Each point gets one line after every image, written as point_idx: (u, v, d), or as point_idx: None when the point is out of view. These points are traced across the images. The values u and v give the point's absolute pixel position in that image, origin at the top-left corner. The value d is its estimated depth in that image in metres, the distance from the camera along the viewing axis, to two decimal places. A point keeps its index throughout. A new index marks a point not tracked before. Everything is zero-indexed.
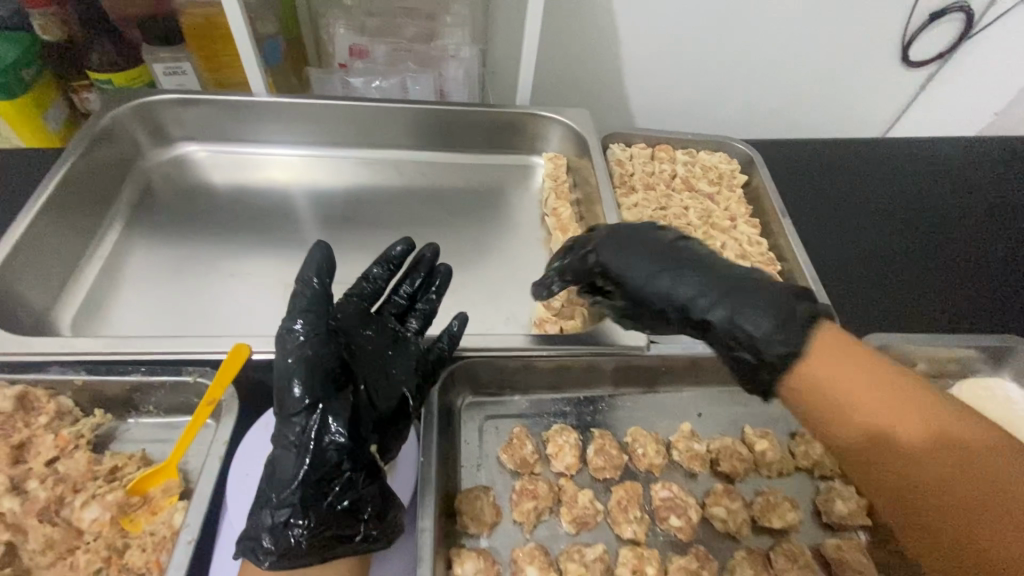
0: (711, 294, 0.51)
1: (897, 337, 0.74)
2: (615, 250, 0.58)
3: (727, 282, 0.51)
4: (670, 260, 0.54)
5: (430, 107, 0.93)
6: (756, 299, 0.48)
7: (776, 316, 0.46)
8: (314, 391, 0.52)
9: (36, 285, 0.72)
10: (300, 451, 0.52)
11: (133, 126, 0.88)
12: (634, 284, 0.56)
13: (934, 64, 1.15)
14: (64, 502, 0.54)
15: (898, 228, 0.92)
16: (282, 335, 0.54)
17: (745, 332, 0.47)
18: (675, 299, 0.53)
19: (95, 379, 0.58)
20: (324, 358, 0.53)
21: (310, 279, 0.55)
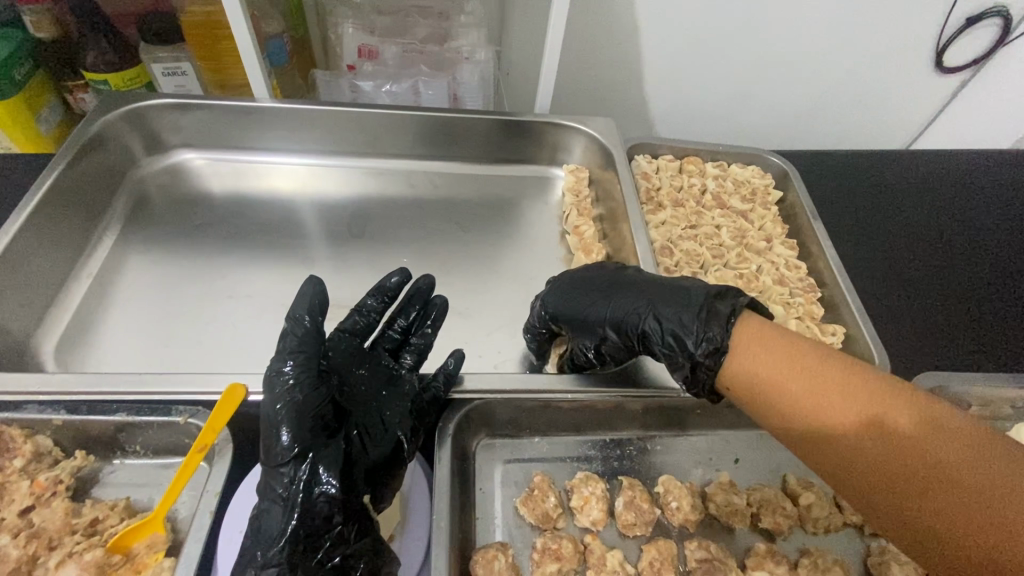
0: (640, 309, 0.55)
1: (953, 376, 0.67)
2: (570, 289, 0.62)
3: (647, 293, 0.55)
4: (597, 289, 0.60)
5: (444, 115, 0.86)
6: (675, 304, 0.53)
7: (693, 317, 0.51)
8: (304, 437, 0.47)
9: (17, 309, 0.67)
10: (288, 505, 0.46)
11: (126, 132, 0.83)
12: (579, 318, 0.60)
13: (967, 71, 1.07)
14: (38, 560, 0.49)
15: (944, 251, 0.86)
16: (270, 376, 0.48)
17: (676, 336, 0.51)
18: (611, 324, 0.56)
19: (77, 419, 0.53)
20: (316, 403, 0.47)
21: (303, 316, 0.49)
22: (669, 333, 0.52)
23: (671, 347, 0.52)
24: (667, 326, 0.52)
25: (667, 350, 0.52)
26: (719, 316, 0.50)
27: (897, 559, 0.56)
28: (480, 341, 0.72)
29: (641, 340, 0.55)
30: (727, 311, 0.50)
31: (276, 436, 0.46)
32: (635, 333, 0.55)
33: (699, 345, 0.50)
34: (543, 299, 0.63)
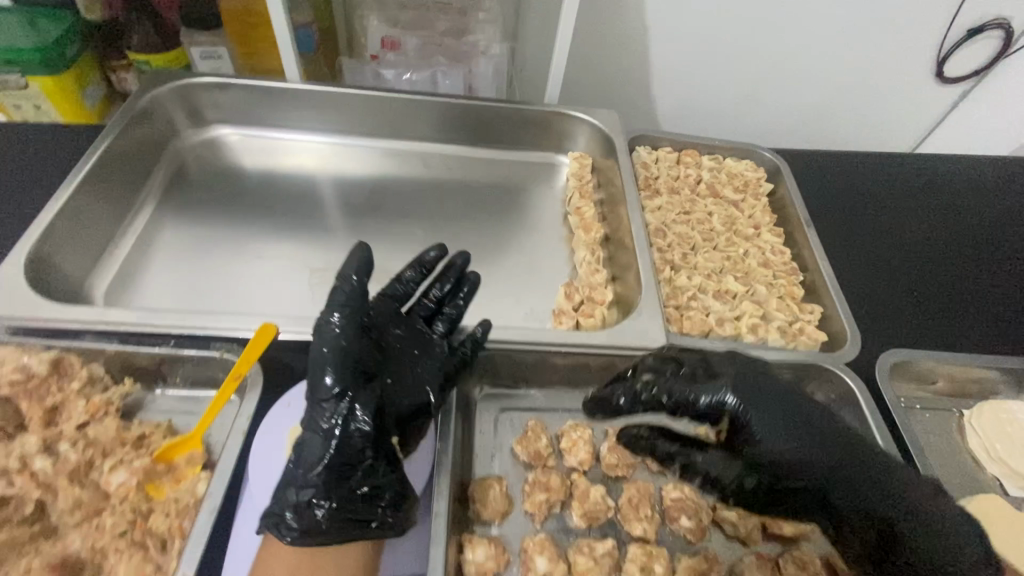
0: (841, 468, 0.50)
1: (920, 353, 0.73)
2: (741, 396, 0.51)
3: (829, 441, 0.51)
4: (791, 414, 0.51)
5: (460, 103, 0.94)
6: (853, 455, 0.51)
7: (875, 483, 0.50)
8: (344, 377, 0.53)
9: (75, 256, 0.74)
10: (327, 436, 0.52)
11: (172, 107, 0.91)
12: (772, 449, 0.50)
13: (969, 81, 1.12)
14: (93, 465, 0.56)
15: (925, 246, 0.91)
16: (319, 325, 0.55)
17: (866, 507, 0.50)
18: (809, 473, 0.50)
19: (127, 349, 0.61)
20: (356, 351, 0.54)
21: (350, 275, 0.56)
22: (856, 501, 0.50)
23: (855, 513, 0.50)
24: (861, 494, 0.50)
25: (849, 514, 0.50)
26: (903, 484, 0.51)
27: None
28: (485, 307, 0.79)
29: (824, 503, 0.51)
30: (921, 479, 0.52)
31: (320, 375, 0.53)
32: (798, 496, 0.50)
33: (895, 513, 0.49)
34: (722, 391, 0.51)
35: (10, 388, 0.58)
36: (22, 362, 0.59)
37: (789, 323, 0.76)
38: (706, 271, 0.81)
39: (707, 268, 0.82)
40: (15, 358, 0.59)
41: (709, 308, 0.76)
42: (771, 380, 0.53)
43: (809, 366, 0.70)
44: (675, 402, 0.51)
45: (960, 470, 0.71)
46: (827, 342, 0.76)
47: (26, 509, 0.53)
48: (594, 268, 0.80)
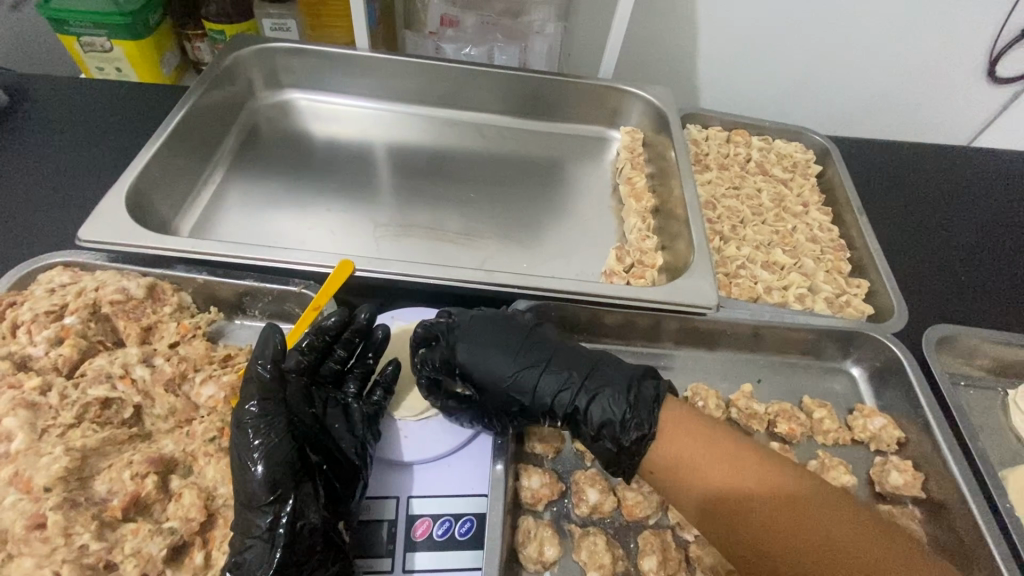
0: (574, 382, 0.58)
1: (966, 330, 0.75)
2: (468, 348, 0.60)
3: (579, 367, 0.60)
4: (496, 343, 0.60)
5: (519, 76, 0.97)
6: (603, 379, 0.58)
7: (625, 401, 0.57)
8: (276, 478, 0.50)
9: (166, 198, 0.80)
10: (269, 540, 0.49)
11: (252, 68, 0.97)
12: (490, 369, 0.60)
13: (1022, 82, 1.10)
14: (185, 377, 0.61)
15: (975, 232, 0.92)
16: (238, 421, 0.53)
17: (609, 417, 0.56)
18: (546, 393, 0.58)
19: (214, 280, 0.67)
20: (287, 444, 0.52)
21: (258, 362, 0.54)
22: (576, 405, 0.58)
23: (595, 419, 0.57)
24: (601, 404, 0.57)
25: (569, 419, 0.59)
26: (648, 396, 0.57)
27: (896, 467, 0.64)
28: (538, 266, 0.83)
29: (565, 417, 0.59)
30: (658, 390, 0.58)
31: (252, 479, 0.50)
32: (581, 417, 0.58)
33: (630, 421, 0.56)
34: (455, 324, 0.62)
35: (110, 307, 0.63)
36: (123, 286, 0.64)
37: (836, 295, 0.77)
38: (754, 243, 0.84)
39: (755, 240, 0.84)
40: (117, 282, 0.64)
41: (757, 277, 0.78)
42: (468, 317, 0.62)
43: (856, 335, 0.71)
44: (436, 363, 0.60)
45: (1002, 444, 0.73)
46: (874, 315, 0.77)
47: (126, 413, 0.58)
48: (644, 234, 0.82)
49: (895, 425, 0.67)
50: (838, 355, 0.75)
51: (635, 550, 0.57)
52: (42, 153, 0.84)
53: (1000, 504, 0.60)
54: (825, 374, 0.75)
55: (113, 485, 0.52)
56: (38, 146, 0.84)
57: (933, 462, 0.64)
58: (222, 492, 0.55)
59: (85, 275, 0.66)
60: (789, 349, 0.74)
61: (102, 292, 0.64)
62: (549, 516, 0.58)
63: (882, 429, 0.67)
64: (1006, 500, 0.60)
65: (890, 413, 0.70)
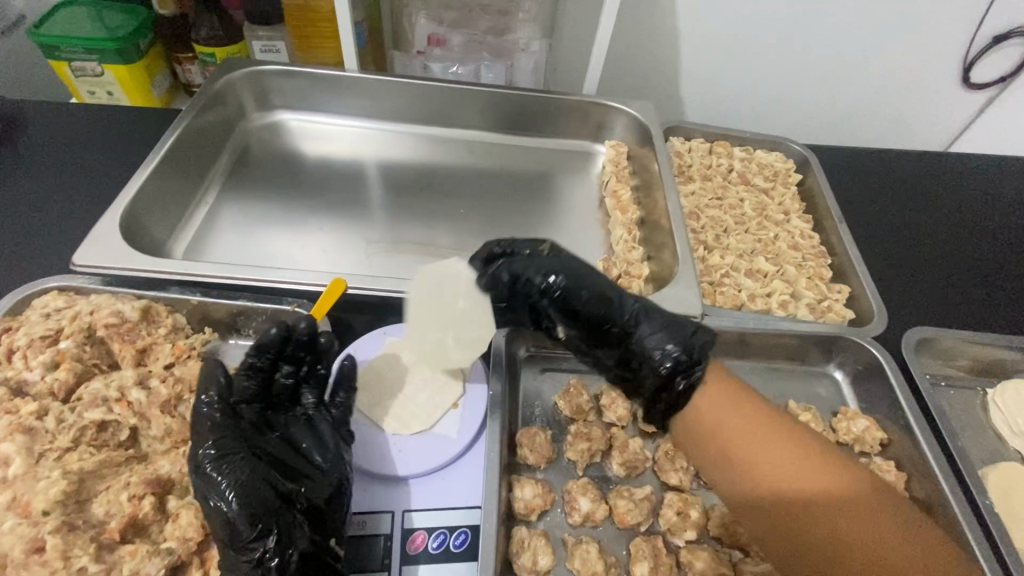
0: (634, 310, 0.61)
1: (944, 332, 0.77)
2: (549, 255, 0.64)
3: (642, 302, 0.62)
4: (573, 262, 0.64)
5: (505, 93, 1.00)
6: (663, 319, 0.60)
7: (681, 340, 0.59)
8: (254, 513, 0.49)
9: (160, 220, 0.82)
10: (261, 574, 0.48)
11: (243, 90, 0.99)
12: (558, 283, 0.62)
13: (995, 87, 1.14)
14: (181, 398, 0.62)
15: (952, 235, 0.95)
16: (197, 466, 0.52)
17: (662, 345, 0.59)
18: (607, 317, 0.61)
19: (208, 301, 0.68)
20: (254, 478, 0.51)
21: (201, 404, 0.55)
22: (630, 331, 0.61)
23: (645, 348, 0.59)
24: (656, 334, 0.59)
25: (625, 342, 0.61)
26: (683, 336, 0.59)
27: (879, 468, 0.66)
28: None
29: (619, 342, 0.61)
30: (696, 337, 0.59)
31: (230, 518, 0.49)
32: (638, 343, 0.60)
33: (679, 349, 0.58)
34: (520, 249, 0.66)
35: (105, 330, 0.64)
36: (118, 309, 0.65)
37: (818, 300, 0.80)
38: (738, 252, 0.86)
39: (739, 249, 0.86)
40: (112, 305, 0.65)
41: (741, 284, 0.80)
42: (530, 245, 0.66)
43: (839, 340, 0.73)
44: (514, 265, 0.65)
45: (983, 442, 0.75)
46: (855, 319, 0.79)
47: (122, 435, 0.59)
48: (631, 245, 0.85)
49: (877, 426, 0.69)
50: (822, 359, 0.77)
51: (627, 557, 0.58)
52: (35, 178, 0.85)
53: (979, 500, 0.62)
54: (810, 378, 0.76)
55: (110, 507, 0.53)
56: (31, 172, 0.86)
57: (915, 462, 0.65)
58: None
59: (80, 299, 0.67)
60: (774, 355, 0.76)
61: (97, 315, 0.64)
62: (542, 526, 0.60)
63: (865, 430, 0.69)
64: (985, 496, 0.62)
65: (873, 415, 0.72)
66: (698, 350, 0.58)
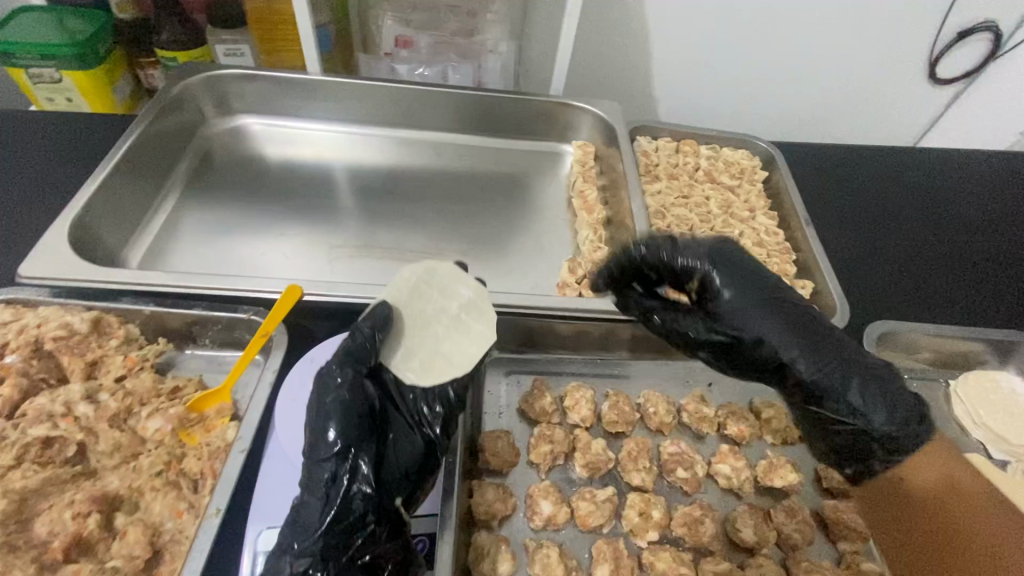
0: (853, 371, 0.52)
1: (905, 326, 0.78)
2: (719, 270, 0.56)
3: (846, 352, 0.53)
4: (744, 275, 0.56)
5: (471, 95, 0.99)
6: (880, 383, 0.53)
7: (891, 405, 0.52)
8: (350, 434, 0.50)
9: (113, 229, 0.80)
10: (326, 500, 0.49)
11: (201, 96, 0.97)
12: (730, 313, 0.55)
13: (959, 83, 1.16)
14: (131, 412, 0.61)
15: (916, 229, 0.96)
16: (322, 375, 0.54)
17: (882, 422, 0.52)
18: (771, 347, 0.54)
19: (161, 311, 0.65)
20: (359, 403, 0.52)
21: (362, 326, 0.57)
22: (821, 385, 0.53)
23: (854, 417, 0.52)
24: (868, 395, 0.52)
25: (802, 387, 0.54)
26: (909, 401, 0.53)
27: None
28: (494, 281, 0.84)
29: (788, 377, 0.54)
30: (916, 400, 0.53)
31: (325, 436, 0.50)
32: (856, 409, 0.52)
33: (888, 426, 0.51)
34: (683, 254, 0.57)
35: (54, 343, 0.62)
36: (66, 321, 0.63)
37: None
38: None
39: None
40: (60, 318, 0.63)
41: None
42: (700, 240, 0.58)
43: None
44: (664, 271, 0.58)
45: (945, 434, 0.76)
46: (819, 315, 0.80)
47: (68, 452, 0.57)
48: (596, 246, 0.85)
49: None
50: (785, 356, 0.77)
51: (589, 560, 0.58)
52: None
53: None
54: None
55: (54, 526, 0.52)
56: None
57: None
58: (169, 527, 0.54)
59: (27, 312, 0.64)
60: None
61: (45, 328, 0.62)
62: (503, 531, 0.59)
63: None
64: None
65: None
66: (918, 435, 0.53)
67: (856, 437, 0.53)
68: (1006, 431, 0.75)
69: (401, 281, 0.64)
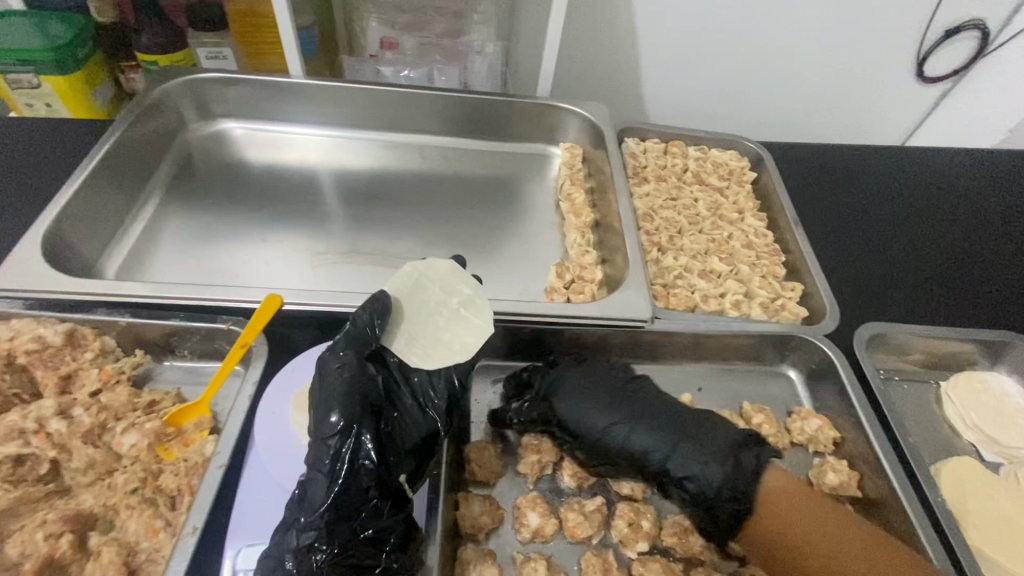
0: (666, 446, 0.59)
1: (895, 327, 0.78)
2: (567, 393, 0.62)
3: (671, 424, 0.60)
4: (592, 391, 0.62)
5: (457, 97, 0.98)
6: (701, 449, 0.58)
7: (719, 467, 0.57)
8: (352, 413, 0.50)
9: (89, 238, 0.78)
10: (330, 476, 0.49)
11: (181, 100, 0.95)
12: (583, 424, 0.61)
13: (948, 80, 1.16)
14: (106, 427, 0.59)
15: (905, 228, 0.95)
16: (324, 357, 0.54)
17: (715, 482, 0.57)
18: (638, 447, 0.59)
19: (138, 322, 0.64)
20: (361, 383, 0.52)
21: (363, 318, 0.57)
22: (681, 473, 0.58)
23: (689, 484, 0.58)
24: (700, 473, 0.57)
25: (660, 473, 0.59)
26: (748, 465, 0.57)
27: (833, 468, 0.65)
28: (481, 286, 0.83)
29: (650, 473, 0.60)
30: (754, 455, 0.57)
31: (327, 415, 0.50)
32: (694, 483, 0.57)
33: (727, 483, 0.56)
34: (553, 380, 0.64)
35: (26, 357, 0.60)
36: (38, 333, 0.61)
37: (772, 299, 0.79)
38: (691, 252, 0.85)
39: (693, 249, 0.86)
40: (32, 330, 0.61)
41: (694, 285, 0.80)
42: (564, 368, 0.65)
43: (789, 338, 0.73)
44: (530, 411, 0.63)
45: (936, 436, 0.75)
46: (809, 317, 0.79)
47: (41, 469, 0.56)
48: (584, 249, 0.84)
49: (830, 425, 0.69)
50: (776, 359, 0.77)
51: (578, 572, 0.57)
52: None
53: (930, 497, 0.62)
54: (766, 378, 0.76)
55: (24, 547, 0.51)
56: None
57: (869, 463, 0.65)
58: (146, 546, 0.53)
59: None
60: (729, 356, 0.76)
61: (16, 341, 0.61)
62: (490, 543, 0.58)
63: (818, 430, 0.69)
64: (936, 494, 0.62)
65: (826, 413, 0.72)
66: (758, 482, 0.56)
67: (709, 522, 0.57)
68: (996, 432, 0.75)
69: (407, 268, 0.65)
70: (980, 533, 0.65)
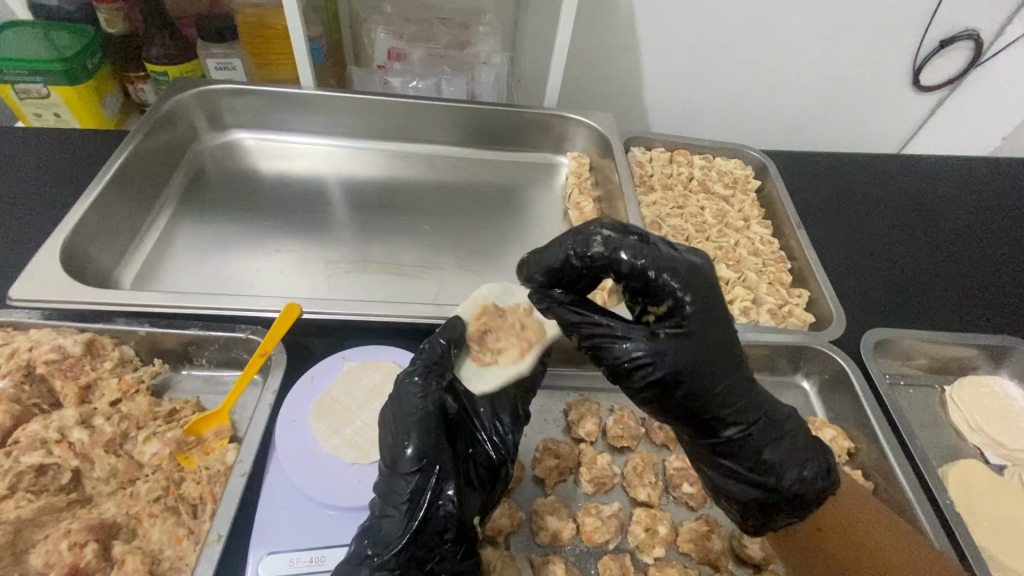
0: (770, 435, 0.49)
1: (900, 333, 0.79)
2: (695, 300, 0.44)
3: (769, 410, 0.50)
4: (720, 322, 0.46)
5: (466, 107, 0.99)
6: (805, 446, 0.51)
7: (815, 470, 0.50)
8: (426, 451, 0.50)
9: (103, 249, 0.78)
10: (408, 514, 0.49)
11: (194, 111, 0.96)
12: (676, 348, 0.45)
13: (943, 89, 1.19)
14: (127, 436, 0.59)
15: (907, 236, 0.97)
16: (401, 384, 0.54)
17: (811, 487, 0.50)
18: (731, 408, 0.46)
19: (156, 332, 0.64)
20: (437, 419, 0.52)
21: (439, 339, 0.58)
22: (775, 459, 0.49)
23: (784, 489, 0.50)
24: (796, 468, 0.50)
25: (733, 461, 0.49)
26: (829, 455, 0.52)
27: (847, 477, 0.67)
28: None
29: (722, 438, 0.48)
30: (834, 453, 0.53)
31: (403, 448, 0.50)
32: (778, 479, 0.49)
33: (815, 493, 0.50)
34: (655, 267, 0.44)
35: (45, 367, 0.61)
36: (58, 343, 0.62)
37: (779, 305, 0.81)
38: None
39: None
40: (52, 340, 0.62)
41: None
42: (680, 255, 0.45)
43: (799, 347, 0.75)
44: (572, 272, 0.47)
45: (942, 439, 0.77)
46: (816, 323, 0.81)
47: (63, 478, 0.56)
48: None
49: (844, 435, 0.70)
50: (785, 365, 0.78)
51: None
52: None
53: (939, 500, 0.64)
54: (779, 388, 0.78)
55: (49, 558, 0.51)
56: None
57: (882, 469, 0.66)
58: (169, 554, 0.53)
59: (18, 334, 0.63)
60: None
61: (35, 351, 0.61)
62: (509, 549, 0.59)
63: (833, 440, 0.70)
64: (945, 497, 0.64)
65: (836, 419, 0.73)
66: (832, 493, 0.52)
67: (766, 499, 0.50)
68: (1003, 436, 0.76)
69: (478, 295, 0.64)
70: (988, 533, 0.66)
